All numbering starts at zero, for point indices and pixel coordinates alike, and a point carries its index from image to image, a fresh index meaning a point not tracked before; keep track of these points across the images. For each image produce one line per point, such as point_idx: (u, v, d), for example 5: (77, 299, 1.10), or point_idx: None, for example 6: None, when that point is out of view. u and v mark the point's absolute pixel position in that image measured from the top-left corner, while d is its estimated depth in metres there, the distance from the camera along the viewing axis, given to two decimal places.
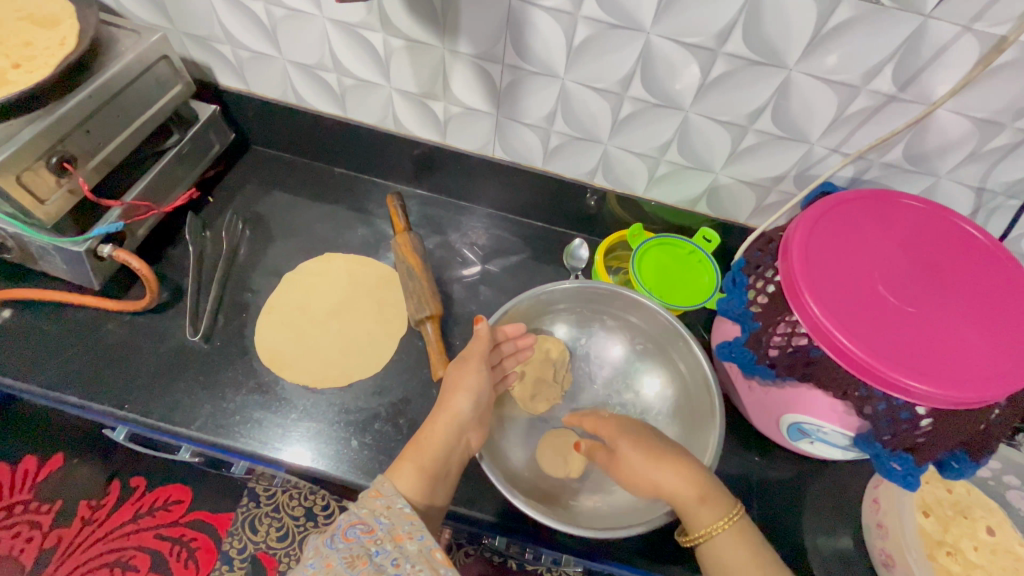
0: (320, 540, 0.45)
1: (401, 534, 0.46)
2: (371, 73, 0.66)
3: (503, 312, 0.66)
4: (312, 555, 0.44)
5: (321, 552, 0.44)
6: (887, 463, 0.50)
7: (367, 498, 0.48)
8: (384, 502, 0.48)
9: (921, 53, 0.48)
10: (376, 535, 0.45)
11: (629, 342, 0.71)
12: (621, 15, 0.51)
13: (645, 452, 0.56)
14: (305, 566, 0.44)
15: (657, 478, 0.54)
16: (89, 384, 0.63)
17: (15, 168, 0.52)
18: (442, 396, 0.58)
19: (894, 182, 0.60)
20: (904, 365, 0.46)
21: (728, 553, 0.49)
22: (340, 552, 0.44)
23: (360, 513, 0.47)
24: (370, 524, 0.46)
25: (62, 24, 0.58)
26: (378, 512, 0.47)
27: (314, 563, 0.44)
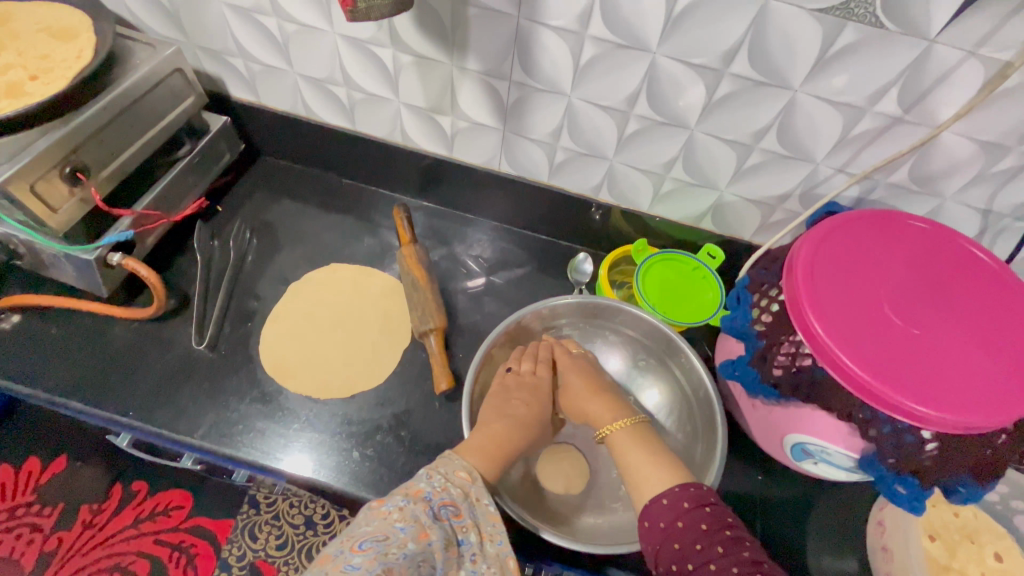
0: (417, 508, 0.45)
1: (485, 531, 0.48)
2: (380, 87, 0.67)
3: (509, 323, 0.66)
4: (403, 517, 0.44)
5: (414, 519, 0.44)
6: (892, 485, 0.50)
7: (458, 479, 0.49)
8: (475, 490, 0.49)
9: (926, 77, 0.48)
10: (462, 523, 0.47)
11: (629, 357, 0.71)
12: (628, 35, 0.52)
13: (583, 382, 0.63)
14: (394, 526, 0.43)
15: (581, 395, 0.63)
16: (95, 390, 0.64)
17: (29, 178, 0.53)
18: (497, 401, 0.60)
19: (899, 202, 0.60)
20: (906, 387, 0.46)
21: (626, 447, 0.56)
22: (435, 528, 0.45)
23: (455, 494, 0.48)
24: (460, 508, 0.47)
25: (80, 37, 0.59)
26: (469, 499, 0.49)
27: (407, 527, 0.44)
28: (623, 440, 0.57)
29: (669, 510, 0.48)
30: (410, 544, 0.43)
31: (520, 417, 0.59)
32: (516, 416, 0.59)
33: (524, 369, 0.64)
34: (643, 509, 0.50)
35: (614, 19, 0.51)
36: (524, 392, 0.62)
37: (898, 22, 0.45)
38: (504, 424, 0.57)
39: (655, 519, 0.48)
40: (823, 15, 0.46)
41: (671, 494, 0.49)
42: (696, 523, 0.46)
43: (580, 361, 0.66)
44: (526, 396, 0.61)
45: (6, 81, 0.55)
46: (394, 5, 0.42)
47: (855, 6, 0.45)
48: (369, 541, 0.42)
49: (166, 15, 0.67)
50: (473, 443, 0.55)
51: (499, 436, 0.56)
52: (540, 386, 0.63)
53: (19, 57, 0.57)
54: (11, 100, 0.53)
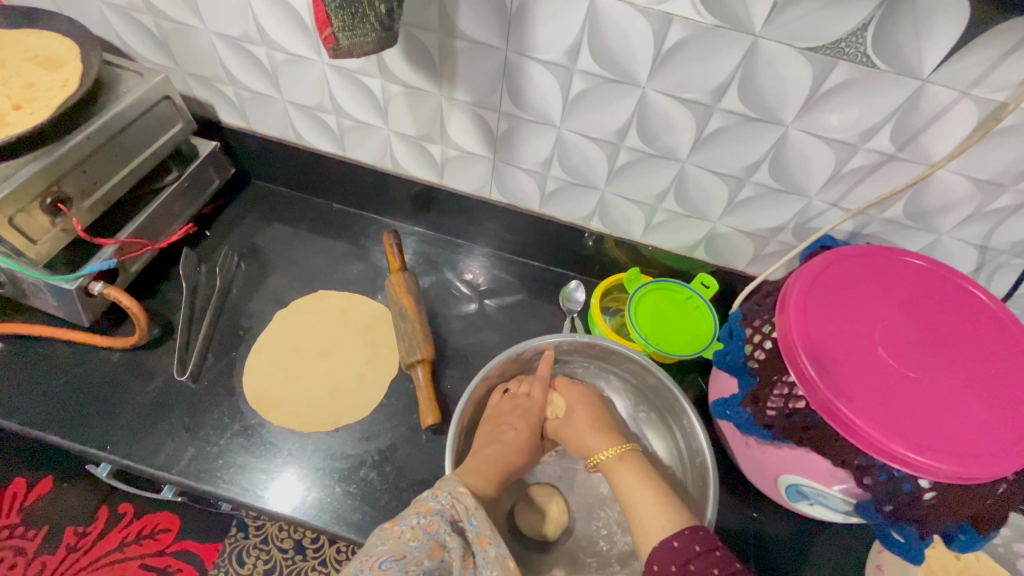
0: (425, 525, 0.43)
1: (485, 537, 0.44)
2: (370, 116, 0.67)
3: (508, 355, 0.62)
4: (416, 536, 0.43)
5: (427, 536, 0.43)
6: (887, 532, 0.49)
7: (458, 493, 0.47)
8: (474, 501, 0.46)
9: (920, 116, 0.47)
10: (471, 536, 0.45)
11: (630, 407, 0.71)
12: (617, 70, 0.51)
13: (589, 418, 0.62)
14: (409, 545, 0.42)
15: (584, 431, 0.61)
16: (73, 422, 0.62)
17: (7, 211, 0.52)
18: (488, 427, 0.60)
19: (893, 237, 0.59)
20: (900, 435, 0.44)
21: (628, 481, 0.55)
22: (449, 541, 0.43)
23: (459, 508, 0.46)
24: (465, 523, 0.45)
25: (66, 66, 0.58)
26: (469, 510, 0.46)
27: (420, 545, 0.42)
28: (622, 471, 0.56)
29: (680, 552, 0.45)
30: (425, 561, 0.42)
31: (512, 441, 0.59)
32: (510, 440, 0.59)
33: (519, 391, 0.64)
34: (653, 552, 0.47)
35: (602, 54, 0.51)
36: (517, 416, 0.61)
37: (890, 62, 0.44)
38: (497, 448, 0.57)
39: (664, 562, 0.46)
40: (813, 53, 0.45)
41: (681, 536, 0.46)
42: (707, 567, 0.43)
43: (588, 394, 0.66)
44: (519, 422, 0.60)
45: None
46: (377, 43, 0.41)
47: (845, 45, 0.44)
48: (388, 560, 0.41)
49: (155, 42, 0.67)
50: (468, 463, 0.55)
51: (491, 459, 0.56)
52: (532, 409, 0.62)
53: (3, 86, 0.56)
54: None
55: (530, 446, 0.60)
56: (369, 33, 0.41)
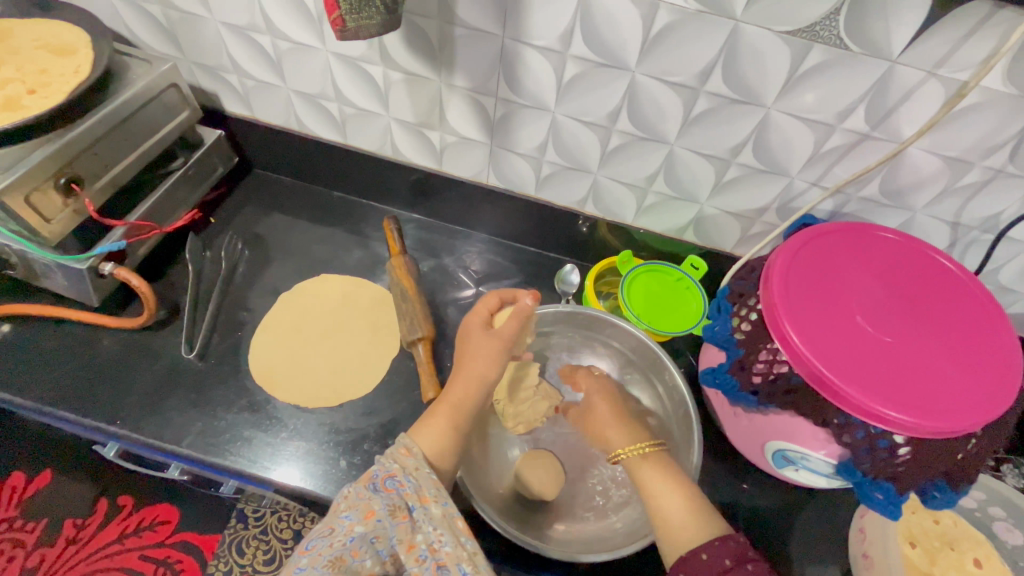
0: (357, 491, 0.45)
1: (427, 496, 0.46)
2: (371, 103, 0.69)
3: None
4: (349, 505, 0.45)
5: (357, 502, 0.45)
6: (869, 491, 0.51)
7: (398, 455, 0.49)
8: (414, 462, 0.48)
9: (890, 96, 0.50)
10: (404, 493, 0.46)
11: (616, 371, 0.72)
12: (608, 55, 0.54)
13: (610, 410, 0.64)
14: (339, 517, 0.44)
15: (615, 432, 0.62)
16: (82, 399, 0.64)
17: (23, 190, 0.54)
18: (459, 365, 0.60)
19: (871, 216, 0.62)
20: (880, 395, 0.47)
21: (650, 480, 0.54)
22: (377, 502, 0.45)
23: (393, 466, 0.47)
24: (402, 479, 0.47)
25: (77, 53, 0.61)
26: (410, 469, 0.48)
27: (350, 514, 0.44)
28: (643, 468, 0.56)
29: (735, 551, 0.46)
30: (357, 527, 0.43)
31: (472, 368, 0.58)
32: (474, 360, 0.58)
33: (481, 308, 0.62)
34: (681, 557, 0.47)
35: (593, 38, 0.53)
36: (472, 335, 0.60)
37: (862, 44, 0.47)
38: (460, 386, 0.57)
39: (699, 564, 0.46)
40: (791, 37, 0.48)
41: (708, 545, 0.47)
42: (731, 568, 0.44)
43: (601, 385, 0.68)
44: (476, 347, 0.59)
45: (5, 95, 0.56)
46: (382, 25, 0.44)
47: (820, 29, 0.47)
48: (316, 538, 0.44)
49: (163, 32, 0.69)
50: (427, 419, 0.55)
51: (453, 406, 0.56)
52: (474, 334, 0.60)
53: (17, 72, 0.58)
54: (8, 114, 0.55)
55: (487, 364, 0.58)
56: (374, 16, 0.44)
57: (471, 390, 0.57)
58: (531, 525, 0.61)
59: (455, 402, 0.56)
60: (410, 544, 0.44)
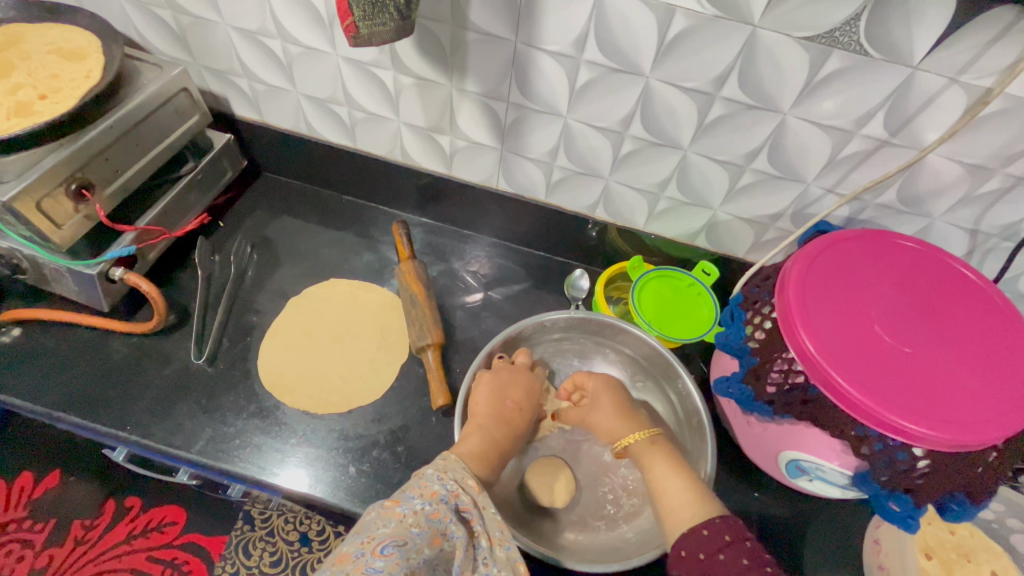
0: (431, 513, 0.44)
1: (494, 537, 0.46)
2: (381, 107, 0.69)
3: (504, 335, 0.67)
4: (418, 522, 0.43)
5: (429, 524, 0.43)
6: (886, 503, 0.51)
7: (467, 485, 0.48)
8: (483, 499, 0.48)
9: (911, 103, 0.49)
10: (475, 528, 0.46)
11: (627, 378, 0.72)
12: (622, 60, 0.54)
13: (614, 404, 0.63)
14: (410, 532, 0.42)
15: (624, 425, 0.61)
16: (93, 404, 0.64)
17: (36, 195, 0.54)
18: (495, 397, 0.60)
19: (888, 222, 0.61)
20: (900, 407, 0.46)
21: (655, 466, 0.55)
22: (450, 529, 0.44)
23: (466, 498, 0.47)
24: (472, 513, 0.46)
25: (89, 57, 0.60)
26: (479, 506, 0.47)
27: (422, 533, 0.43)
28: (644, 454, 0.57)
29: (736, 528, 0.46)
30: (426, 549, 0.42)
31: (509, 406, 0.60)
32: (500, 396, 0.61)
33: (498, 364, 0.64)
34: (679, 536, 0.47)
35: (607, 44, 0.53)
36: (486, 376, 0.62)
37: (882, 50, 0.46)
38: (492, 416, 0.59)
39: (697, 548, 0.45)
40: (810, 43, 0.47)
41: (711, 524, 0.46)
42: (736, 558, 0.43)
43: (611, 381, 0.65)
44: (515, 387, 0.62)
45: (16, 100, 0.56)
46: (395, 31, 0.44)
47: (840, 34, 0.46)
48: (391, 545, 0.41)
49: (174, 37, 0.69)
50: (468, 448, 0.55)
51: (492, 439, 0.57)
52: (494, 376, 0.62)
53: (29, 77, 0.58)
54: (21, 120, 0.54)
55: (516, 399, 0.61)
56: (388, 22, 0.43)
57: (505, 426, 0.59)
58: (538, 532, 0.60)
59: (490, 432, 0.57)
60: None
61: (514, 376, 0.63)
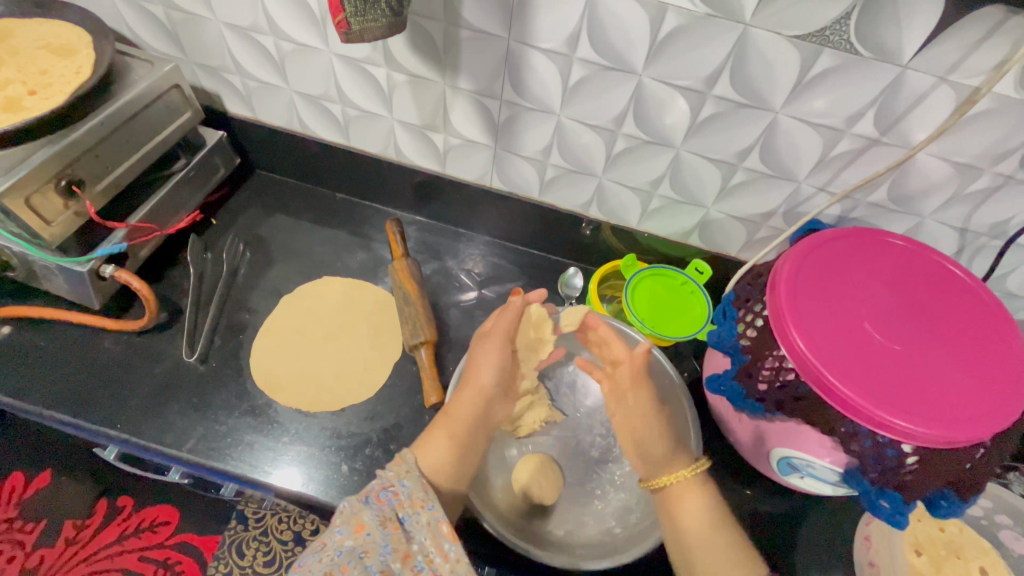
0: (349, 503, 0.46)
1: (417, 500, 0.47)
2: (374, 105, 0.69)
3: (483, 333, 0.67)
4: (341, 520, 0.45)
5: (349, 517, 0.45)
6: (875, 500, 0.50)
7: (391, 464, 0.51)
8: (406, 467, 0.50)
9: (900, 102, 0.50)
10: (399, 503, 0.47)
11: None
12: (615, 58, 0.54)
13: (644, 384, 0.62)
14: (332, 531, 0.45)
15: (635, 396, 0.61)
16: (83, 402, 0.63)
17: (25, 191, 0.54)
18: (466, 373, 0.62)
19: (879, 221, 0.61)
20: (890, 404, 0.46)
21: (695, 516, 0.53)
22: (369, 514, 0.45)
23: (387, 476, 0.49)
24: (396, 487, 0.48)
25: (79, 53, 0.60)
26: (402, 476, 0.49)
27: (342, 527, 0.45)
28: (691, 495, 0.55)
29: None
30: (347, 540, 0.44)
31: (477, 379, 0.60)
32: (473, 372, 0.61)
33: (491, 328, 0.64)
34: None
35: (600, 42, 0.53)
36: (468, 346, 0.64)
37: (872, 49, 0.47)
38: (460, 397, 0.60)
39: None
40: (801, 41, 0.48)
41: None
42: None
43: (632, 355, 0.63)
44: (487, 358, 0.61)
45: (6, 96, 0.56)
46: (387, 27, 0.44)
47: (830, 33, 0.47)
48: (309, 554, 0.44)
49: (166, 33, 0.69)
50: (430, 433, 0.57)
51: (453, 416, 0.58)
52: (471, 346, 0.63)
53: (19, 72, 0.58)
54: (10, 115, 0.54)
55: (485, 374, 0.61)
56: (379, 18, 0.43)
57: (474, 400, 0.59)
58: (531, 529, 0.60)
59: (454, 414, 0.58)
60: (404, 553, 0.45)
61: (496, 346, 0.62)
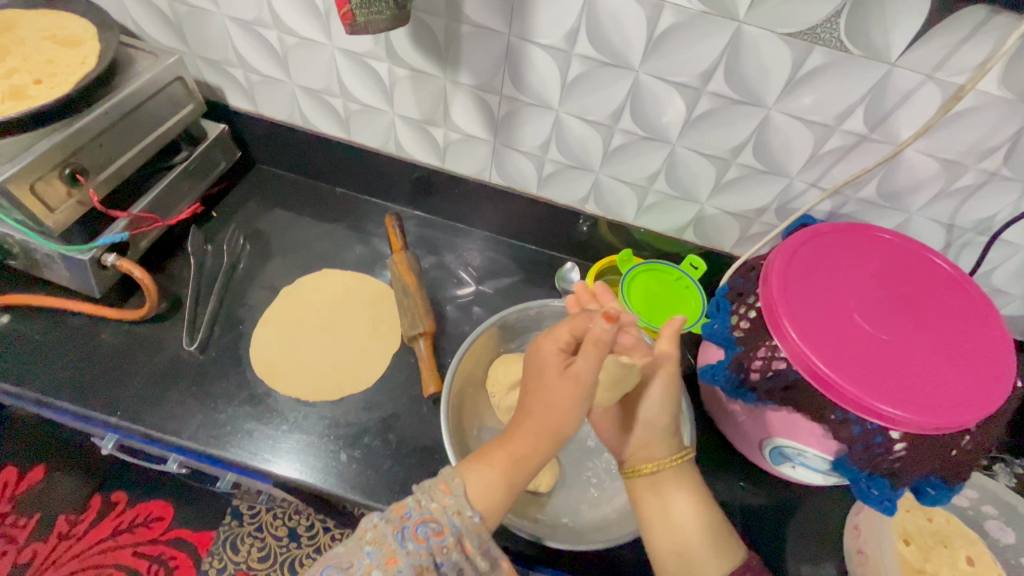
0: (387, 528, 0.42)
1: (470, 547, 0.43)
2: (376, 99, 0.70)
3: (486, 326, 0.67)
4: (371, 541, 0.41)
5: (382, 541, 0.41)
6: (865, 487, 0.52)
7: (437, 492, 0.44)
8: (455, 502, 0.44)
9: (889, 99, 0.51)
10: (445, 541, 0.42)
11: None
12: (612, 54, 0.55)
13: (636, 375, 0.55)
14: (360, 552, 0.41)
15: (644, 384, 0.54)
16: (83, 390, 0.64)
17: (30, 178, 0.54)
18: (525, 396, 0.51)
19: (868, 217, 0.63)
20: (878, 392, 0.48)
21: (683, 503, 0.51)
22: (407, 550, 0.41)
23: (432, 508, 0.43)
24: (441, 524, 0.43)
25: (84, 44, 0.61)
26: (450, 511, 0.44)
27: (373, 551, 0.41)
28: (672, 483, 0.52)
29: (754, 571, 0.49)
30: (375, 571, 0.40)
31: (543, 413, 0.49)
32: (547, 404, 0.48)
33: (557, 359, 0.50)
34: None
35: (598, 38, 0.54)
36: (552, 360, 0.50)
37: (861, 47, 0.48)
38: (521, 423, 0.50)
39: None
40: (793, 38, 0.49)
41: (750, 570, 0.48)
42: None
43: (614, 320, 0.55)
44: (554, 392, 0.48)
45: (11, 84, 0.57)
46: (391, 20, 0.45)
47: (822, 31, 0.48)
48: (332, 568, 0.40)
49: (169, 26, 0.70)
50: (480, 457, 0.48)
51: (512, 451, 0.48)
52: (546, 355, 0.50)
53: (24, 62, 0.59)
54: (15, 103, 0.55)
55: (564, 417, 0.48)
56: (385, 11, 0.44)
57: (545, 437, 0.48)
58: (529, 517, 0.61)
59: (518, 453, 0.48)
60: None
61: (575, 382, 0.48)
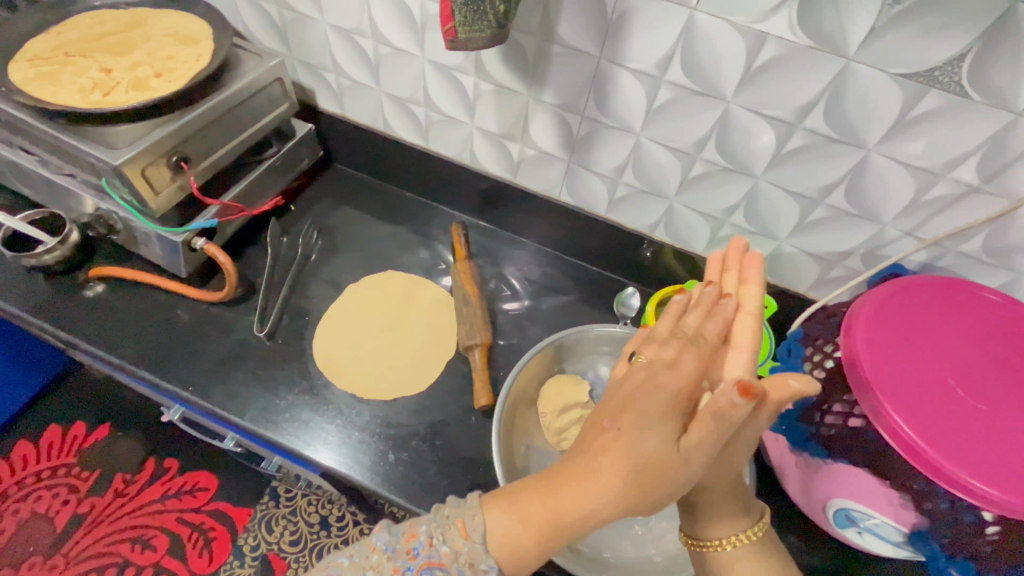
0: (389, 564, 0.39)
1: None
2: (457, 110, 0.71)
3: (537, 349, 0.67)
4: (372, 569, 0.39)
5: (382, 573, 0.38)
6: (943, 567, 0.48)
7: (451, 531, 0.39)
8: (468, 550, 0.39)
9: (1009, 150, 0.47)
10: None
11: None
12: (704, 82, 0.54)
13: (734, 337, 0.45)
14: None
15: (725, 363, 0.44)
16: (159, 362, 0.68)
17: (141, 163, 0.59)
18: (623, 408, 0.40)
19: (968, 272, 0.58)
20: (974, 466, 0.43)
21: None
22: None
23: (442, 552, 0.39)
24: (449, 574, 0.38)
25: (200, 43, 0.66)
26: (462, 562, 0.38)
27: None
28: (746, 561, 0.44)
29: None
30: None
31: (632, 446, 0.37)
32: (598, 478, 0.37)
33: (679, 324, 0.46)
34: None
35: (692, 66, 0.53)
36: (654, 422, 0.38)
37: (984, 93, 0.45)
38: (594, 460, 0.38)
39: None
40: (906, 79, 0.46)
41: None
42: None
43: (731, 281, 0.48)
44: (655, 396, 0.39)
45: (135, 77, 0.62)
46: (491, 37, 0.46)
47: (939, 74, 0.45)
48: None
49: (275, 30, 0.74)
50: (517, 491, 0.41)
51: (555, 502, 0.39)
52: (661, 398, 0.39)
53: (148, 57, 0.64)
54: (137, 94, 0.60)
55: (624, 492, 0.37)
56: (485, 29, 0.45)
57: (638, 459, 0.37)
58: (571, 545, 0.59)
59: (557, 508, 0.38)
60: None
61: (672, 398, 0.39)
